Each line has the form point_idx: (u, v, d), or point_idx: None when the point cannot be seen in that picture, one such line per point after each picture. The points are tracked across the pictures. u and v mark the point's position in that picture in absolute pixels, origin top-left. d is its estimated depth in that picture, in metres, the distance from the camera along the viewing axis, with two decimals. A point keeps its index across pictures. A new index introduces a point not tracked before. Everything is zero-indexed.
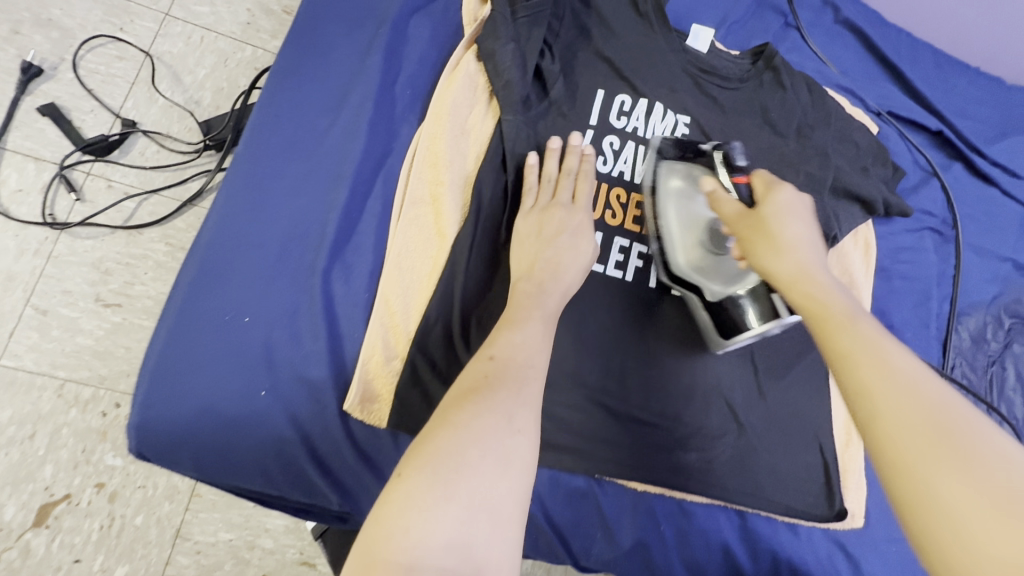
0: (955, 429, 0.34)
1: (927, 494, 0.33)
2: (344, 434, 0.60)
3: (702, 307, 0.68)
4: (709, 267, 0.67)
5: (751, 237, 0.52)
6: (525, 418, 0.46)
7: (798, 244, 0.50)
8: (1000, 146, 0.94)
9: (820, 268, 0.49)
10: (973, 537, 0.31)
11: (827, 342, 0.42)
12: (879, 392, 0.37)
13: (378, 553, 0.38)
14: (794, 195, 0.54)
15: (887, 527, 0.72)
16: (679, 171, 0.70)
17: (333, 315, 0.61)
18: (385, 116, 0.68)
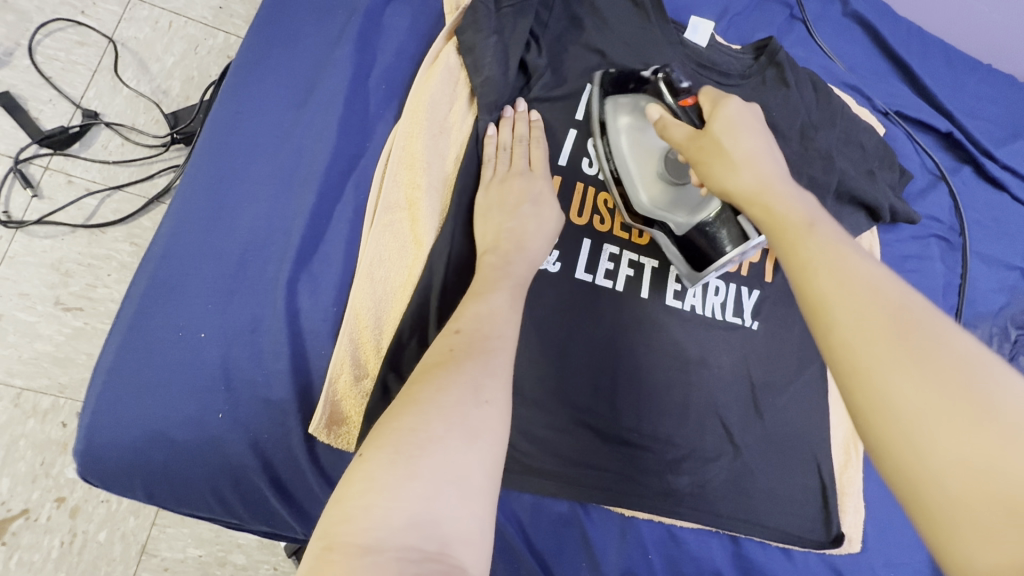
0: (914, 328, 0.32)
1: (880, 398, 0.31)
2: (310, 460, 0.55)
3: (671, 243, 0.65)
4: (672, 201, 0.65)
5: (705, 157, 0.51)
6: (494, 389, 0.44)
7: (752, 157, 0.48)
8: (1012, 149, 0.89)
9: (777, 178, 0.47)
10: (931, 442, 0.29)
11: (783, 250, 0.40)
12: (836, 295, 0.35)
13: (334, 538, 0.34)
14: (741, 107, 0.53)
15: (883, 551, 0.69)
16: (625, 104, 0.68)
17: (297, 331, 0.56)
18: (357, 112, 0.63)
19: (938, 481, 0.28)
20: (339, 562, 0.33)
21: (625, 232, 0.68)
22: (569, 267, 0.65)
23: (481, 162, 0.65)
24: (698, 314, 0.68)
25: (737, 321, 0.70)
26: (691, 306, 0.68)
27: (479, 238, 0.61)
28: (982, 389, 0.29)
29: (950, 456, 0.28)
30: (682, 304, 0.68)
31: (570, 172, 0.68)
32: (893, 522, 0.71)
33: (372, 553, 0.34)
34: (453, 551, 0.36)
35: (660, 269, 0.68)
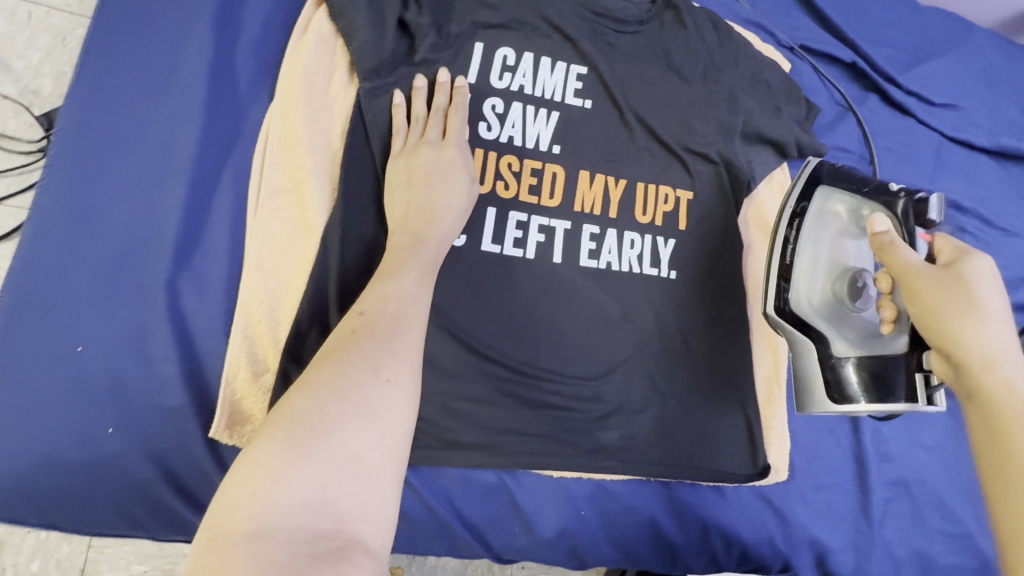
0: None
1: None
2: (216, 465, 0.53)
3: (814, 356, 0.62)
4: (839, 318, 0.62)
5: (942, 298, 0.49)
6: (396, 368, 0.43)
7: (998, 325, 0.48)
8: (915, 73, 0.90)
9: (1010, 355, 0.48)
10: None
11: (1007, 430, 0.44)
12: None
13: (220, 525, 0.34)
14: (992, 272, 0.50)
15: (812, 476, 0.73)
16: (843, 199, 0.63)
17: (185, 333, 0.53)
18: (226, 93, 0.59)
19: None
20: (225, 548, 0.33)
21: (532, 196, 0.67)
22: (474, 239, 0.64)
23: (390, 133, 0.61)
24: (615, 270, 0.68)
25: (654, 272, 0.69)
26: (607, 264, 0.68)
27: (389, 215, 0.57)
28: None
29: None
30: (598, 263, 0.68)
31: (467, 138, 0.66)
32: (820, 448, 0.74)
33: (261, 536, 0.34)
34: (350, 527, 0.36)
35: (571, 231, 0.67)
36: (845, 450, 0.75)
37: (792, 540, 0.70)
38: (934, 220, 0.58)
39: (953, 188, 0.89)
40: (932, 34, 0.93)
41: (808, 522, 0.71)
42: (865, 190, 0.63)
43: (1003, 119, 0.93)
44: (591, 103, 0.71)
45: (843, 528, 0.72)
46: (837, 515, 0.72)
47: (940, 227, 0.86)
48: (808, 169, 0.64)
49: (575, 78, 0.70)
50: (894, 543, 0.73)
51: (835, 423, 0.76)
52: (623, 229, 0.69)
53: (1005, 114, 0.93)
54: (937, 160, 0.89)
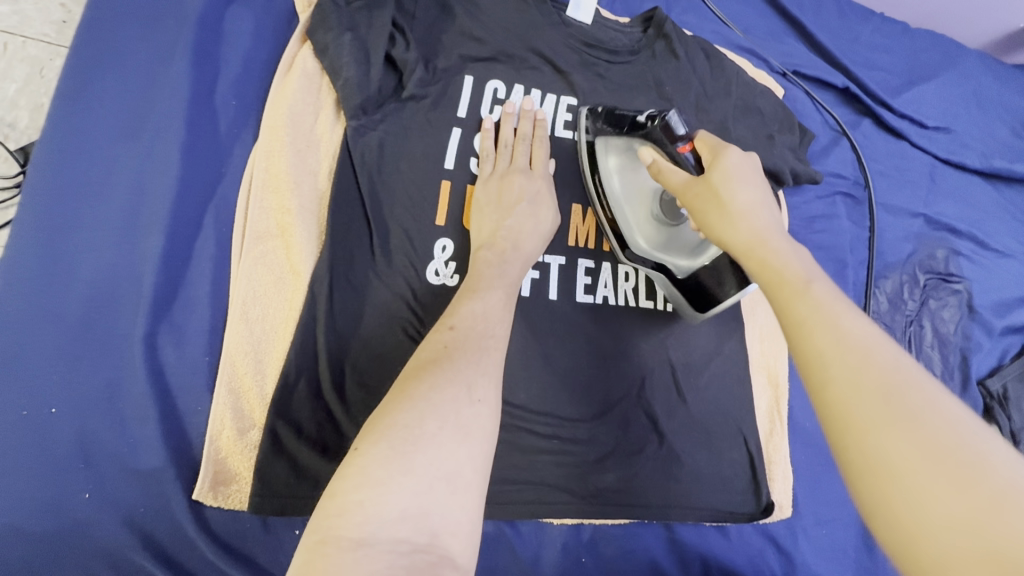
0: (909, 394, 0.30)
1: (878, 462, 0.29)
2: (197, 528, 0.50)
3: (671, 286, 0.64)
4: (669, 241, 0.64)
5: (702, 205, 0.48)
6: (486, 387, 0.42)
7: (751, 207, 0.45)
8: (907, 96, 0.90)
9: (776, 229, 0.44)
10: (929, 514, 0.27)
11: (780, 309, 0.38)
12: (834, 360, 0.33)
13: (328, 530, 0.33)
14: (742, 156, 0.48)
15: (816, 511, 0.71)
16: (616, 145, 0.65)
17: (163, 390, 0.51)
18: (206, 135, 0.57)
19: (942, 553, 0.26)
20: (333, 556, 0.31)
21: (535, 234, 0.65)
22: None
23: (480, 158, 0.63)
24: (612, 305, 0.66)
25: (650, 305, 0.68)
26: (604, 298, 0.66)
27: (475, 234, 0.58)
28: (966, 459, 0.27)
29: (930, 533, 0.27)
30: (594, 298, 0.66)
31: (459, 174, 0.62)
32: (821, 481, 0.73)
33: (364, 546, 0.32)
34: (443, 542, 0.35)
35: (567, 265, 0.66)
36: None
37: None
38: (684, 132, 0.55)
39: (949, 210, 0.88)
40: (923, 56, 0.93)
41: (814, 561, 0.69)
42: (627, 126, 0.63)
43: (996, 141, 0.93)
44: (581, 135, 0.69)
45: (847, 564, 0.70)
46: (843, 551, 0.70)
47: (934, 250, 0.86)
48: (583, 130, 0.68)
49: (565, 110, 0.69)
50: None
51: None
52: (618, 262, 0.68)
53: (997, 135, 0.93)
54: (931, 183, 0.89)
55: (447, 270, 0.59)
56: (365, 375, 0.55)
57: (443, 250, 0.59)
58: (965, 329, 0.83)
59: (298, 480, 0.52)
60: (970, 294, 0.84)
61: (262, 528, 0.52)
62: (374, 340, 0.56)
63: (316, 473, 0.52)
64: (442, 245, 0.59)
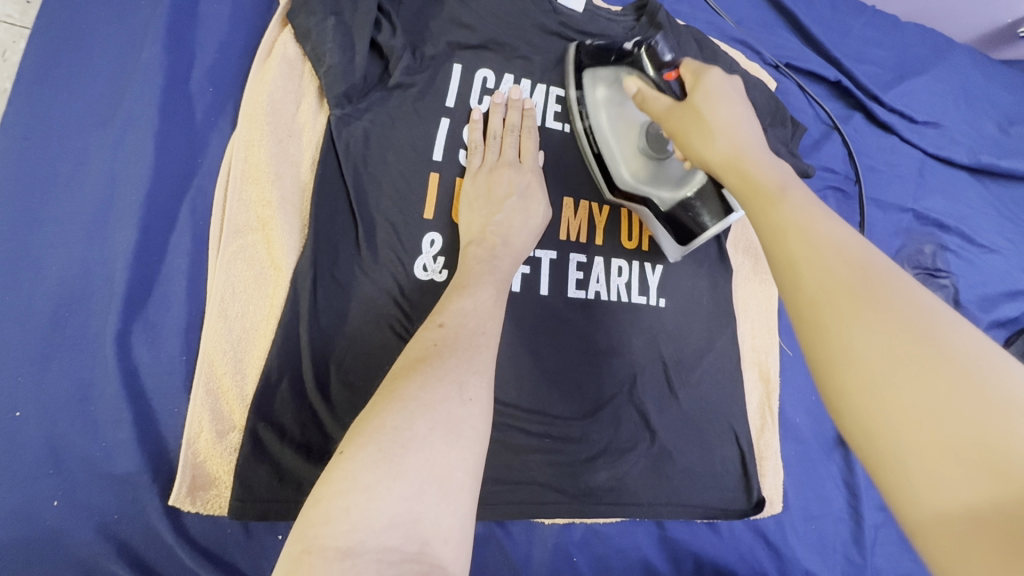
0: (883, 286, 0.29)
1: (843, 354, 0.28)
2: (175, 535, 0.48)
3: (657, 219, 0.64)
4: (653, 176, 0.63)
5: (683, 129, 0.47)
6: (478, 386, 0.41)
7: (731, 124, 0.44)
8: (898, 91, 0.90)
9: (757, 145, 0.43)
10: (891, 398, 0.26)
11: (755, 217, 0.36)
12: (808, 259, 0.31)
13: (312, 539, 0.31)
14: (721, 76, 0.48)
15: (805, 506, 0.71)
16: (603, 76, 0.64)
17: (137, 391, 0.49)
18: (181, 123, 0.54)
19: (899, 441, 0.25)
20: (318, 567, 0.30)
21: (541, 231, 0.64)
22: None
23: (468, 149, 0.61)
24: (604, 300, 0.65)
25: (642, 301, 0.67)
26: (596, 293, 0.65)
27: (464, 228, 0.57)
28: (934, 342, 0.26)
29: (889, 420, 0.26)
30: (586, 294, 0.64)
31: (448, 166, 0.60)
32: (810, 476, 0.73)
33: (351, 555, 0.30)
34: (434, 550, 0.33)
35: (558, 261, 0.64)
36: (836, 478, 0.74)
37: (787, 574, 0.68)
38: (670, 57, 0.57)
39: (937, 206, 0.88)
40: (914, 51, 0.93)
41: (803, 556, 0.69)
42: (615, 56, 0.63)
43: (983, 137, 0.93)
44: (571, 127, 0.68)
45: (835, 558, 0.70)
46: (832, 546, 0.70)
47: (922, 245, 0.85)
48: (571, 57, 0.67)
49: (555, 101, 0.67)
50: (885, 570, 0.71)
51: (826, 450, 0.75)
52: (610, 257, 0.66)
53: (984, 131, 0.93)
54: (920, 178, 0.89)
55: (435, 265, 0.57)
56: (351, 374, 0.53)
57: (431, 244, 0.57)
58: None
59: (281, 483, 0.50)
60: (956, 289, 0.84)
61: (244, 534, 0.50)
62: (359, 338, 0.54)
63: (300, 476, 0.50)
64: (430, 239, 0.57)
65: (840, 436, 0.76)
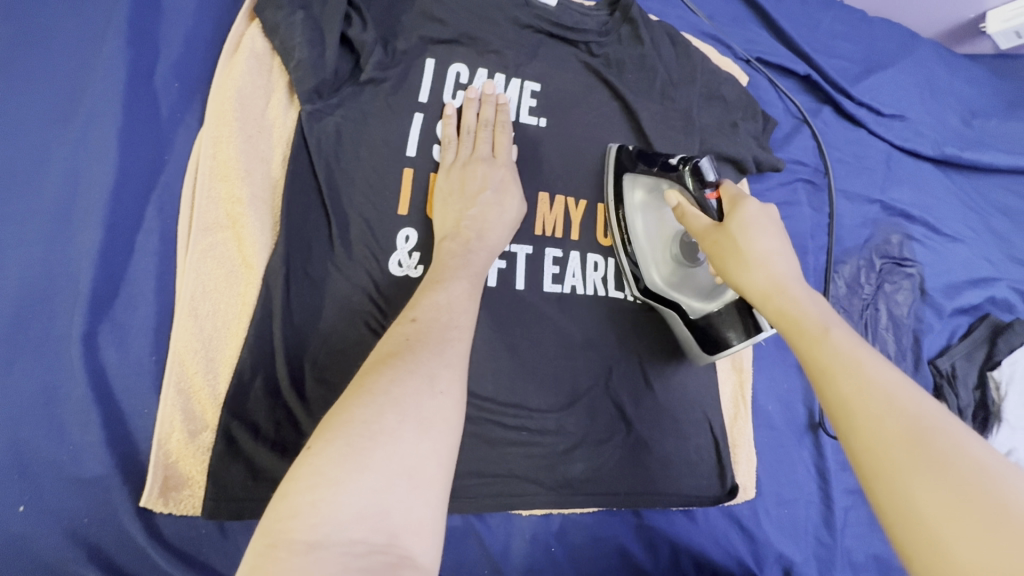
0: (936, 436, 0.31)
1: (903, 505, 0.30)
2: (147, 537, 0.48)
3: (681, 324, 0.66)
4: (684, 282, 0.66)
5: (719, 254, 0.49)
6: (450, 378, 0.41)
7: (770, 257, 0.46)
8: (865, 85, 0.92)
9: (796, 278, 0.45)
10: (960, 555, 0.27)
11: (801, 354, 0.39)
12: (860, 405, 0.34)
13: (279, 533, 0.31)
14: (760, 207, 0.50)
15: (777, 491, 0.73)
16: (644, 183, 0.67)
17: (105, 392, 0.48)
18: (145, 120, 0.53)
19: None
20: (283, 561, 0.30)
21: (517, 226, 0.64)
22: None
23: (441, 145, 0.61)
24: (580, 294, 0.66)
25: (619, 295, 0.68)
26: (572, 287, 0.65)
27: (437, 223, 0.57)
28: (987, 490, 0.28)
29: (960, 574, 0.27)
30: (562, 288, 0.65)
31: (422, 162, 0.60)
32: (782, 462, 0.75)
33: (318, 548, 0.31)
34: (403, 541, 0.33)
35: (534, 255, 0.65)
36: (807, 463, 0.76)
37: (760, 557, 0.70)
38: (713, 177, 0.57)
39: (903, 197, 0.90)
40: (881, 45, 0.96)
41: (776, 540, 0.71)
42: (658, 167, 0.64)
43: (947, 129, 0.96)
44: (545, 121, 0.68)
45: (806, 540, 0.72)
46: (803, 529, 0.73)
47: (889, 235, 0.88)
48: (610, 157, 0.68)
49: (529, 95, 0.67)
50: (854, 551, 0.73)
51: (797, 435, 0.77)
52: (586, 252, 0.67)
53: (948, 123, 0.96)
54: (887, 170, 0.91)
55: (410, 261, 0.57)
56: (326, 371, 0.53)
57: (406, 240, 0.57)
58: (917, 312, 0.85)
59: (256, 482, 0.50)
60: (922, 278, 0.87)
61: (218, 533, 0.50)
62: (334, 335, 0.54)
63: (275, 474, 0.50)
64: (404, 235, 0.57)
65: (811, 422, 0.78)
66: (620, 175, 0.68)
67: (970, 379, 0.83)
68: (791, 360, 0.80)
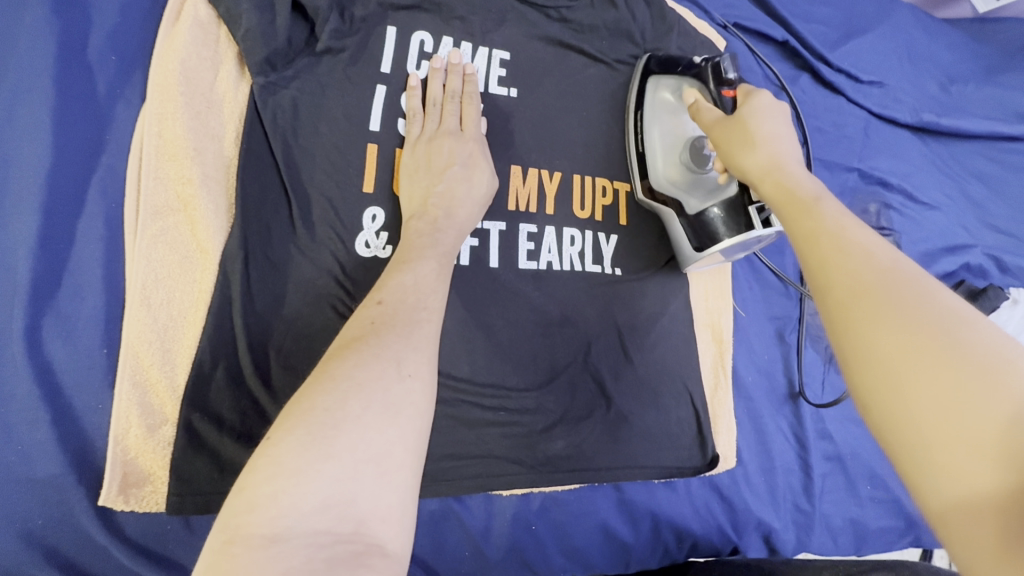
0: (905, 286, 0.32)
1: (864, 344, 0.31)
2: (109, 535, 0.46)
3: (677, 221, 0.66)
4: (687, 180, 0.65)
5: (726, 138, 0.51)
6: (418, 362, 0.39)
7: (773, 140, 0.48)
8: (843, 51, 0.91)
9: (796, 161, 0.47)
10: (912, 386, 0.29)
11: (788, 221, 0.40)
12: (838, 259, 0.34)
13: (235, 529, 0.30)
14: (773, 100, 0.52)
15: (758, 461, 0.74)
16: (668, 84, 0.67)
17: (53, 389, 0.45)
18: (83, 96, 0.50)
19: (922, 432, 0.28)
20: (240, 556, 0.29)
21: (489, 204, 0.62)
22: None
23: (407, 118, 0.58)
24: (556, 270, 0.64)
25: (596, 270, 0.66)
26: (548, 264, 0.64)
27: (405, 201, 0.54)
28: (946, 333, 0.29)
29: (910, 407, 0.28)
30: (537, 264, 0.63)
31: (386, 137, 0.57)
32: (762, 433, 0.75)
33: (277, 542, 0.29)
34: (370, 530, 0.32)
35: (507, 232, 0.62)
36: (786, 432, 0.76)
37: (739, 525, 0.71)
38: (731, 76, 0.62)
39: (881, 165, 0.90)
40: (859, 9, 0.94)
41: (755, 509, 0.72)
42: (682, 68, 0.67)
43: (925, 95, 0.95)
44: (516, 92, 0.65)
45: (785, 508, 0.73)
46: (782, 497, 0.73)
47: (866, 204, 0.87)
48: (641, 63, 0.70)
49: (498, 65, 0.64)
50: (830, 516, 0.75)
51: (776, 405, 0.77)
52: (562, 226, 0.65)
53: (926, 89, 0.95)
54: (865, 138, 0.90)
55: (378, 241, 0.55)
56: (293, 358, 0.51)
57: (373, 219, 0.55)
58: None
59: (222, 474, 0.48)
60: (898, 246, 0.86)
61: (185, 528, 0.49)
62: (300, 320, 0.52)
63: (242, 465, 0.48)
64: (372, 214, 0.55)
65: (791, 391, 0.78)
66: (646, 73, 0.68)
67: None
68: (770, 331, 0.80)
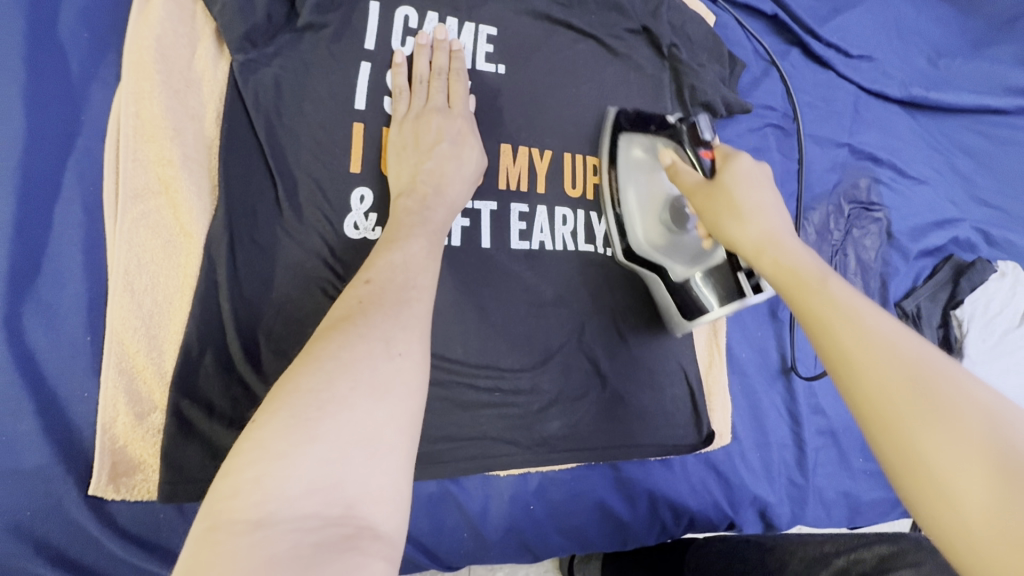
0: (936, 380, 0.31)
1: (909, 452, 0.30)
2: (101, 525, 0.45)
3: (663, 288, 0.64)
4: (670, 246, 0.63)
5: (712, 207, 0.49)
6: (408, 340, 0.38)
7: (761, 208, 0.46)
8: (832, 25, 0.90)
9: (788, 231, 0.45)
10: (967, 498, 0.27)
11: (796, 305, 0.38)
12: (862, 352, 0.33)
13: (219, 514, 0.29)
14: (752, 164, 0.50)
15: (753, 436, 0.74)
16: (641, 142, 0.65)
17: (36, 378, 0.44)
18: (55, 76, 0.48)
19: (986, 550, 0.26)
20: (225, 542, 0.28)
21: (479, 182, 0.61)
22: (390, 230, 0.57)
23: (392, 96, 0.56)
24: (548, 250, 0.63)
25: (589, 249, 0.66)
26: (540, 244, 0.63)
27: (392, 180, 0.53)
28: (991, 435, 0.28)
29: (970, 522, 0.27)
30: (530, 245, 0.62)
31: (372, 116, 0.56)
32: (756, 409, 0.76)
33: (263, 527, 0.29)
34: (361, 512, 0.31)
35: (498, 212, 0.62)
36: (779, 407, 0.77)
37: (735, 500, 0.72)
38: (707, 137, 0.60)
39: (871, 140, 0.90)
40: None
41: (750, 483, 0.72)
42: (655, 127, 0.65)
43: (913, 69, 0.95)
44: (504, 68, 0.64)
45: (779, 481, 0.74)
46: (777, 471, 0.74)
47: (857, 179, 0.87)
48: (610, 118, 0.67)
49: (485, 40, 0.63)
50: (823, 488, 0.76)
51: (770, 381, 0.78)
52: (553, 205, 0.64)
53: (914, 63, 0.95)
54: (855, 113, 0.90)
55: (367, 223, 0.54)
56: (282, 342, 0.50)
57: (361, 200, 0.54)
58: (884, 255, 0.86)
59: (215, 461, 0.48)
60: (888, 221, 0.87)
61: (179, 516, 0.48)
62: (289, 304, 0.51)
63: None
64: (359, 195, 0.54)
65: (784, 366, 0.78)
66: (616, 130, 0.66)
67: (935, 319, 0.85)
68: (762, 307, 0.80)
